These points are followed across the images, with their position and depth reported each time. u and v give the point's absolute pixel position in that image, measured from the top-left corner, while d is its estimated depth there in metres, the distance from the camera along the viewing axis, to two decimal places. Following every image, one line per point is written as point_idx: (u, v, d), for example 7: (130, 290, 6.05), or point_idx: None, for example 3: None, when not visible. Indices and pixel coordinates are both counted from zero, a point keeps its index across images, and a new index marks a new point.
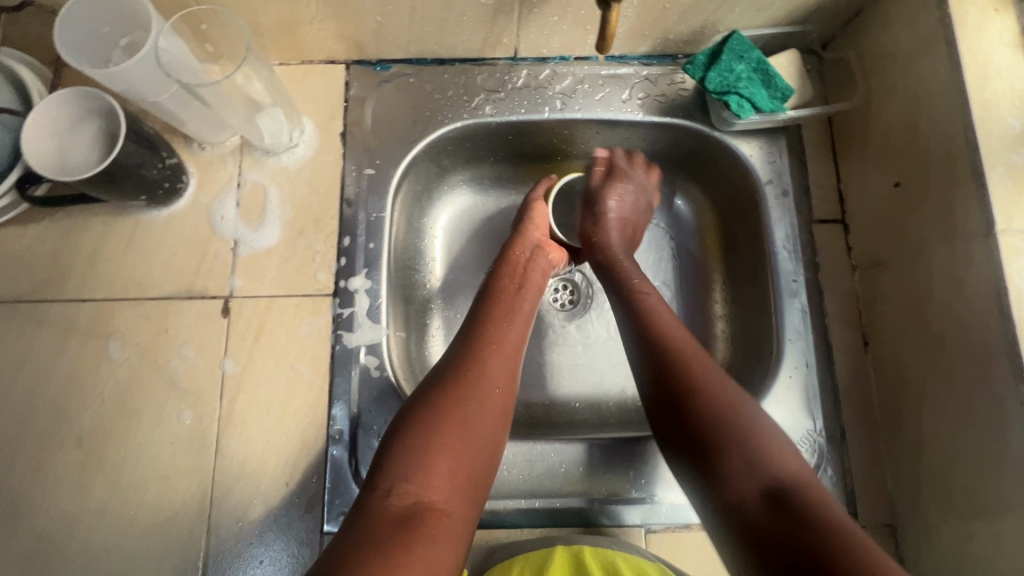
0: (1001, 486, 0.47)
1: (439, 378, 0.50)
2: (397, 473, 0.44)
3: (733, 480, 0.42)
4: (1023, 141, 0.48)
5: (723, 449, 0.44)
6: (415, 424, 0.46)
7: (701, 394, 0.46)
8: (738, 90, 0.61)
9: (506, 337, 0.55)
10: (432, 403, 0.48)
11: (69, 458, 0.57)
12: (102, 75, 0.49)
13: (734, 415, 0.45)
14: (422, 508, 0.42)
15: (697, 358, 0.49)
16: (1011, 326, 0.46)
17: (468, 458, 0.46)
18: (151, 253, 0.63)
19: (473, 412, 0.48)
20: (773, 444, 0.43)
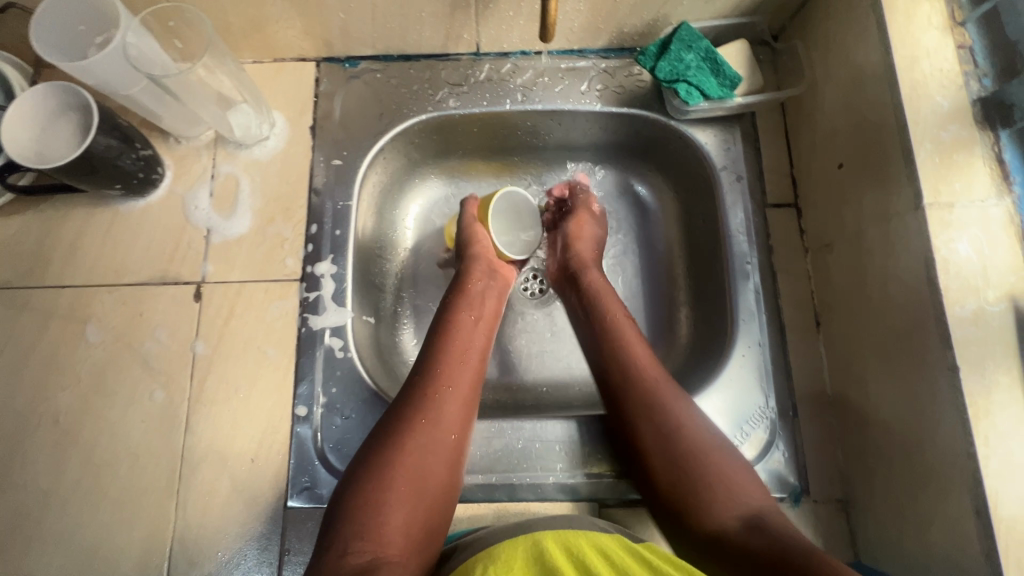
0: (934, 452, 0.48)
1: (388, 429, 0.52)
2: (351, 532, 0.46)
3: (709, 508, 0.49)
4: (949, 119, 0.50)
5: (695, 480, 0.50)
6: (369, 479, 0.49)
7: (674, 433, 0.53)
8: (687, 78, 0.64)
9: (448, 379, 0.56)
10: (385, 455, 0.50)
11: (45, 437, 0.60)
12: (76, 69, 0.53)
13: (699, 450, 0.52)
14: (379, 563, 0.44)
15: (668, 399, 0.54)
16: (939, 294, 0.47)
17: (427, 506, 0.50)
18: (127, 241, 0.66)
19: (422, 458, 0.51)
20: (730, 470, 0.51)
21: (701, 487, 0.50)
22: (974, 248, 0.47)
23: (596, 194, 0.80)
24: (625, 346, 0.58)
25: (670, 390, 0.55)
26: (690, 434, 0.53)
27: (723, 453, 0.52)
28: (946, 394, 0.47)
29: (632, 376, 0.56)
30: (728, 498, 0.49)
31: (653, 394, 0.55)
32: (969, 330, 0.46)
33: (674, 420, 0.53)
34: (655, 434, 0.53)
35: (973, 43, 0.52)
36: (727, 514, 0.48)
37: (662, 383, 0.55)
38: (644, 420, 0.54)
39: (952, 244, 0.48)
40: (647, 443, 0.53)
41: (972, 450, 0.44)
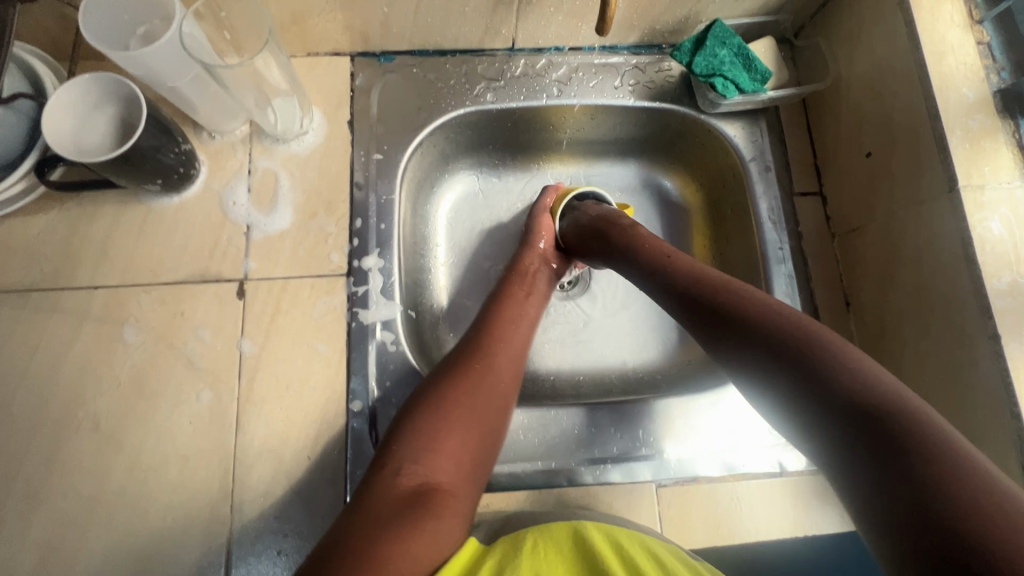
0: (975, 416, 0.52)
1: (443, 372, 0.55)
2: (406, 454, 0.48)
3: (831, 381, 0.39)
4: (975, 108, 0.55)
5: (797, 347, 0.42)
6: (424, 413, 0.51)
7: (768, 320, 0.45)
8: (723, 73, 0.66)
9: (498, 334, 0.59)
10: (441, 392, 0.53)
11: (88, 443, 0.57)
12: (125, 58, 0.51)
13: (797, 331, 0.43)
14: (429, 486, 0.47)
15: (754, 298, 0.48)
16: (977, 270, 0.51)
17: (477, 444, 0.52)
18: (162, 238, 0.64)
19: (477, 403, 0.53)
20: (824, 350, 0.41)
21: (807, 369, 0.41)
22: (1006, 226, 0.51)
23: (623, 188, 0.82)
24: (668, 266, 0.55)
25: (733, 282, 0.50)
26: (784, 323, 0.45)
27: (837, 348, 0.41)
28: (988, 360, 0.50)
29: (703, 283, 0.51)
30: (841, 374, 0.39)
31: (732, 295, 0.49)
32: (1006, 301, 0.50)
33: (762, 314, 0.46)
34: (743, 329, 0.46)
35: (990, 40, 0.57)
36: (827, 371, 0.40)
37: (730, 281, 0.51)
38: (733, 313, 0.47)
39: (985, 223, 0.52)
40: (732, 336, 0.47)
41: (1016, 410, 0.48)
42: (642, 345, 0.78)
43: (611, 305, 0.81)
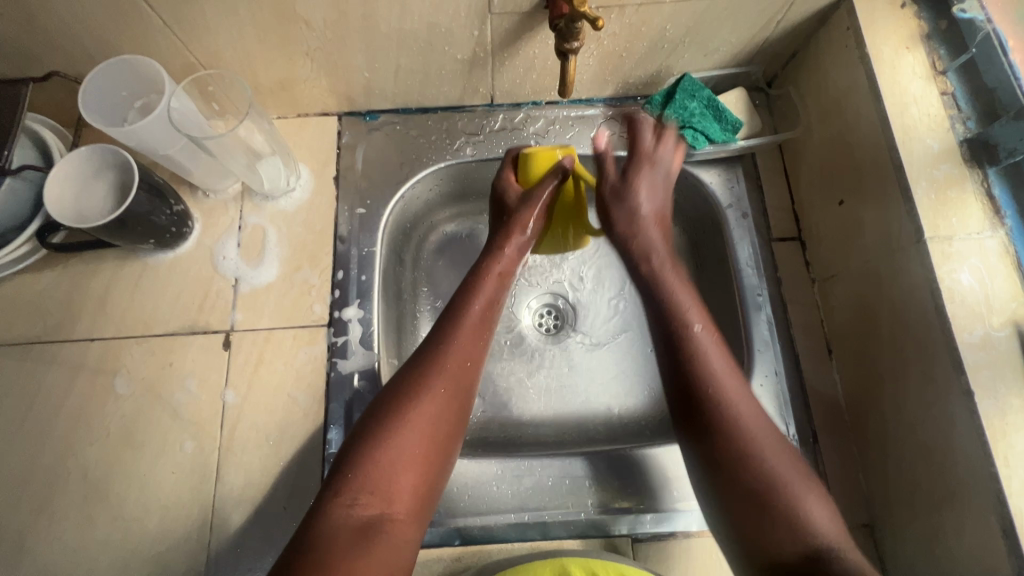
0: (957, 474, 0.50)
1: (403, 390, 0.52)
2: (359, 485, 0.47)
3: (779, 534, 0.46)
4: (941, 159, 0.54)
5: (762, 523, 0.47)
6: (380, 438, 0.49)
7: (758, 455, 0.49)
8: (692, 124, 0.68)
9: (460, 346, 0.56)
10: (401, 415, 0.50)
11: (76, 492, 0.60)
12: (121, 134, 0.56)
13: (777, 471, 0.48)
14: (384, 520, 0.46)
15: (752, 418, 0.51)
16: (948, 322, 0.50)
17: (432, 472, 0.51)
18: (155, 292, 0.67)
19: (434, 430, 0.51)
20: (784, 486, 0.48)
21: (775, 516, 0.47)
22: (976, 278, 0.51)
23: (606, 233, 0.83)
24: (700, 349, 0.54)
25: (723, 360, 0.54)
26: (768, 448, 0.49)
27: (797, 463, 0.49)
28: (963, 418, 0.49)
29: (705, 393, 0.51)
30: (794, 532, 0.46)
31: (721, 404, 0.51)
32: (979, 355, 0.49)
33: (743, 440, 0.50)
34: (734, 463, 0.49)
35: (955, 90, 0.57)
36: (786, 552, 0.45)
37: (723, 384, 0.52)
38: (728, 435, 0.50)
39: (954, 275, 0.51)
40: (718, 456, 0.50)
41: (995, 471, 0.46)
42: (627, 390, 0.76)
43: (595, 349, 0.78)
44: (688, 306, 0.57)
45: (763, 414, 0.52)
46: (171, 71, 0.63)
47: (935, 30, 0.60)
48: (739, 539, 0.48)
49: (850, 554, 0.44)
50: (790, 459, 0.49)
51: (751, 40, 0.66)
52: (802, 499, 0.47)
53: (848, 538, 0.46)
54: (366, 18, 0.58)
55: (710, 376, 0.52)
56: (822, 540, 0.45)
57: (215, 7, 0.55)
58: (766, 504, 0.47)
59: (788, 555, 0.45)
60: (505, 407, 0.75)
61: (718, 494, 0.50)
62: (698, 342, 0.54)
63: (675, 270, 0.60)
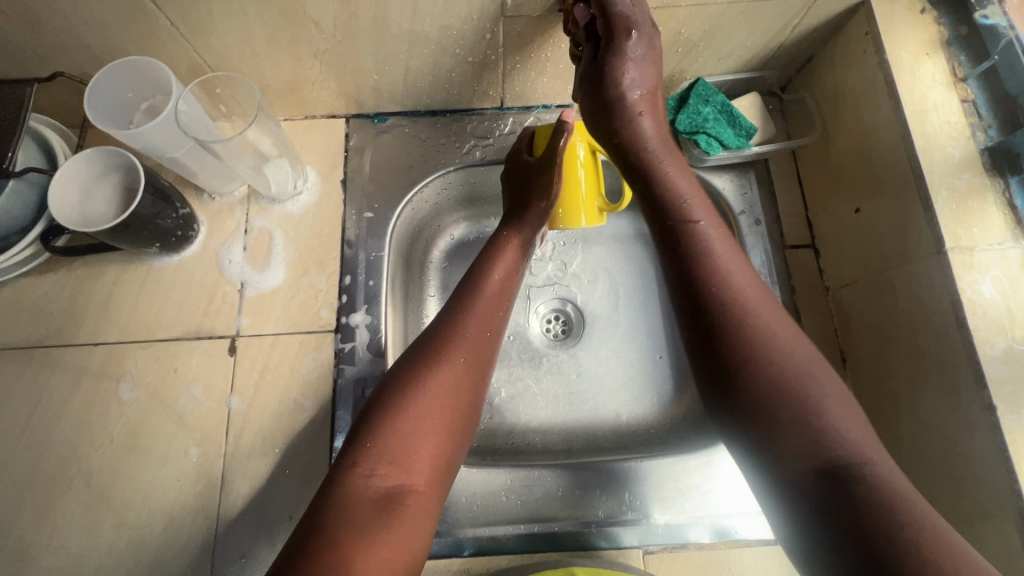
0: (977, 490, 0.49)
1: (422, 359, 0.51)
2: (378, 455, 0.45)
3: (795, 437, 0.42)
4: (962, 167, 0.54)
5: (774, 431, 0.42)
6: (399, 407, 0.48)
7: (769, 365, 0.44)
8: (706, 130, 0.67)
9: (477, 319, 0.55)
10: (419, 384, 0.49)
11: (79, 499, 0.59)
12: (128, 136, 0.55)
13: (793, 375, 0.44)
14: (403, 491, 0.44)
15: (770, 320, 0.47)
16: (968, 334, 0.49)
17: (452, 444, 0.49)
18: (161, 297, 0.66)
19: (455, 398, 0.50)
20: (799, 387, 0.43)
21: (786, 422, 0.42)
22: (998, 289, 0.50)
23: (615, 237, 0.82)
24: (705, 246, 0.51)
25: (736, 262, 0.50)
26: (788, 352, 0.45)
27: (818, 365, 0.45)
28: (984, 432, 0.48)
29: (716, 292, 0.48)
30: (806, 438, 0.41)
31: (730, 301, 0.48)
32: (1001, 369, 0.48)
33: (757, 336, 0.46)
34: (745, 367, 0.45)
35: (976, 98, 0.56)
36: (800, 458, 0.41)
37: (732, 286, 0.48)
38: (736, 338, 0.46)
39: (975, 286, 0.50)
40: (728, 358, 0.46)
41: (1017, 488, 0.45)
42: (637, 397, 0.75)
43: (604, 354, 0.77)
44: (696, 204, 0.54)
45: (781, 317, 0.48)
46: (178, 72, 0.62)
47: (955, 36, 0.59)
48: (754, 455, 0.44)
49: (879, 466, 0.39)
50: (809, 359, 0.45)
51: (767, 44, 0.65)
52: (820, 405, 0.43)
53: (878, 451, 0.41)
54: (376, 20, 0.57)
55: (719, 274, 0.49)
56: (842, 451, 0.40)
57: (223, 8, 0.54)
58: (777, 407, 0.43)
59: (802, 469, 0.40)
60: (513, 414, 0.74)
61: (729, 399, 0.46)
62: (703, 240, 0.51)
63: (671, 156, 0.57)
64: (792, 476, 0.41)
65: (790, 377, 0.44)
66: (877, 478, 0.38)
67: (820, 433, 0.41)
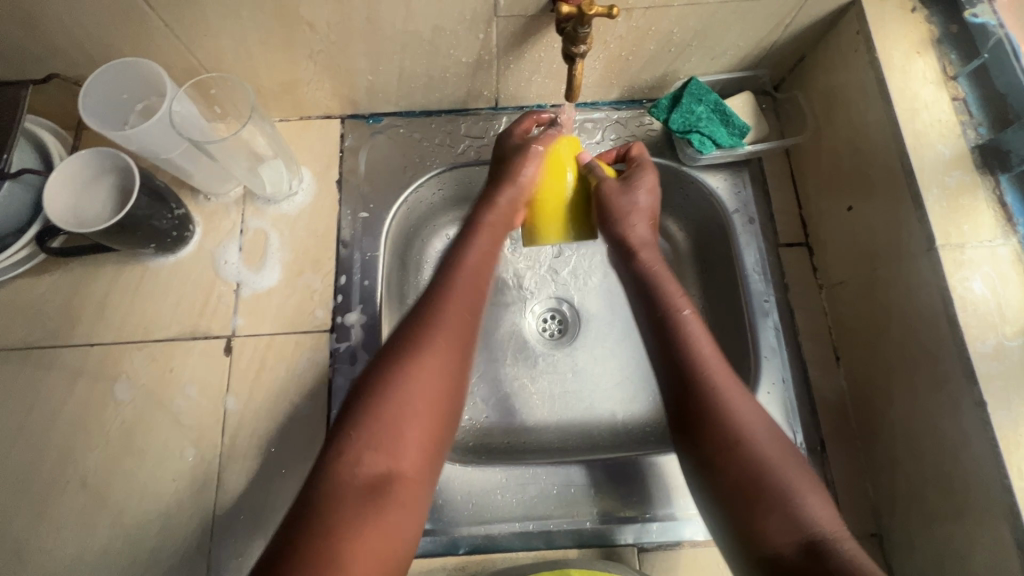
0: (969, 486, 0.50)
1: (409, 339, 0.49)
2: (365, 442, 0.44)
3: (771, 522, 0.43)
4: (952, 165, 0.54)
5: (756, 518, 0.44)
6: (382, 394, 0.46)
7: (754, 451, 0.47)
8: (700, 129, 0.67)
9: (460, 296, 0.53)
10: (401, 370, 0.47)
11: (75, 499, 0.59)
12: (122, 137, 0.56)
13: (771, 464, 0.46)
14: (390, 478, 0.44)
15: (747, 412, 0.49)
16: (959, 330, 0.50)
17: (443, 430, 0.48)
18: (156, 297, 0.66)
19: (440, 384, 0.48)
20: (780, 475, 0.45)
21: (766, 508, 0.44)
22: (988, 286, 0.50)
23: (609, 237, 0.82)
24: (683, 338, 0.53)
25: (720, 358, 0.52)
26: (765, 443, 0.47)
27: (792, 457, 0.47)
28: (975, 428, 0.48)
29: (697, 379, 0.50)
30: (786, 521, 0.43)
31: (711, 385, 0.50)
32: (991, 365, 0.48)
33: (739, 427, 0.47)
34: (724, 449, 0.47)
35: (966, 95, 0.57)
36: (778, 542, 0.42)
37: (718, 371, 0.50)
38: (715, 431, 0.48)
39: (966, 283, 0.51)
40: (711, 451, 0.47)
41: (1008, 484, 0.46)
42: (632, 396, 0.75)
43: (600, 354, 0.77)
44: (677, 296, 0.56)
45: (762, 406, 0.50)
46: (173, 73, 0.63)
47: (946, 34, 0.59)
48: (731, 539, 0.46)
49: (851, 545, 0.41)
50: (783, 453, 0.47)
51: (760, 43, 0.66)
52: (796, 491, 0.45)
53: (847, 533, 0.43)
54: (370, 21, 0.57)
55: (700, 362, 0.51)
56: (818, 529, 0.42)
57: (217, 9, 0.54)
58: (756, 495, 0.45)
59: (783, 552, 0.42)
60: (509, 413, 0.74)
61: (711, 490, 0.48)
62: (685, 330, 0.53)
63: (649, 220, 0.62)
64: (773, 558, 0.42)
65: (773, 462, 0.46)
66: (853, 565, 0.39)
67: (796, 519, 0.43)
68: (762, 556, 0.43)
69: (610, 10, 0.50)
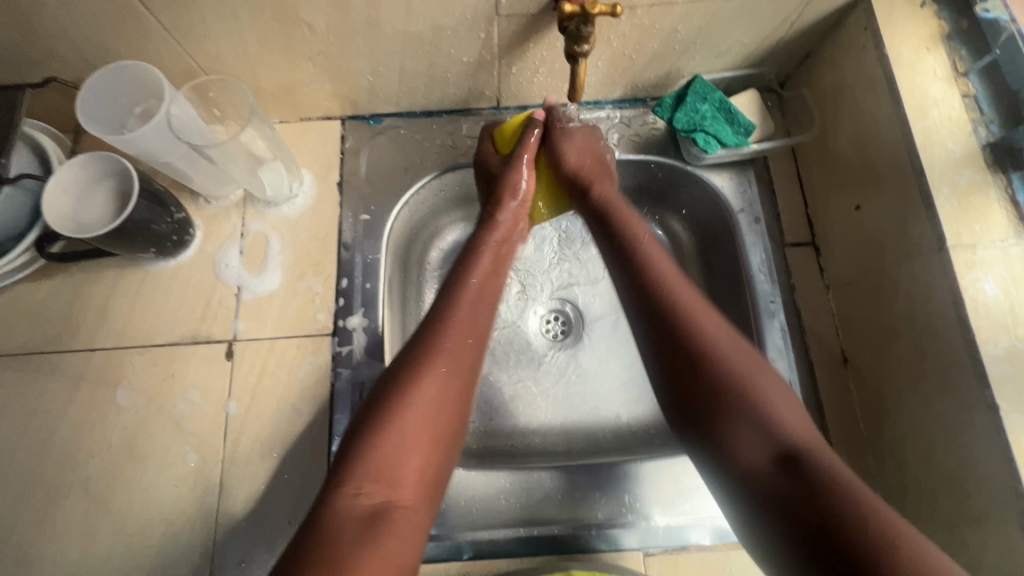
0: (981, 490, 0.49)
1: (406, 368, 0.50)
2: (363, 473, 0.44)
3: (745, 439, 0.46)
4: (963, 164, 0.53)
5: (734, 444, 0.47)
6: (380, 422, 0.46)
7: (721, 368, 0.49)
8: (704, 128, 0.66)
9: (460, 325, 0.54)
10: (399, 398, 0.48)
11: (77, 505, 0.59)
12: (120, 142, 0.55)
13: (748, 388, 0.48)
14: (388, 507, 0.43)
15: (723, 343, 0.50)
16: (970, 332, 0.49)
17: (440, 456, 0.48)
18: (157, 302, 0.66)
19: (434, 406, 0.49)
20: (747, 387, 0.48)
21: (737, 420, 0.47)
22: (1001, 287, 0.49)
23: None
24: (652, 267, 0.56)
25: (681, 280, 0.55)
26: (738, 363, 0.49)
27: (767, 378, 0.49)
28: (987, 432, 0.48)
29: (660, 299, 0.53)
30: (759, 434, 0.46)
31: (677, 307, 0.52)
32: (1004, 368, 0.47)
33: (705, 346, 0.50)
34: (691, 367, 0.50)
35: (976, 93, 0.56)
36: (752, 454, 0.45)
37: (681, 293, 0.53)
38: (682, 349, 0.50)
39: (977, 284, 0.50)
40: (691, 380, 0.49)
41: (1021, 489, 0.45)
42: (636, 398, 0.74)
43: (603, 355, 0.77)
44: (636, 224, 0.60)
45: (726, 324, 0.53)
46: (171, 76, 0.62)
47: (956, 30, 0.58)
48: (715, 464, 0.48)
49: (823, 455, 0.44)
50: (752, 366, 0.50)
51: (765, 40, 0.65)
52: (767, 405, 0.47)
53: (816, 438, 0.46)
54: (369, 21, 0.56)
55: (661, 283, 0.54)
56: (794, 445, 0.45)
57: (215, 11, 0.53)
58: (727, 409, 0.48)
59: (760, 470, 0.44)
60: (513, 416, 0.73)
61: (684, 411, 0.50)
62: (647, 255, 0.57)
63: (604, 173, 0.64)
64: (753, 477, 0.45)
65: (741, 378, 0.49)
66: (829, 474, 0.42)
67: (768, 432, 0.46)
68: (740, 471, 0.46)
69: (614, 7, 0.49)
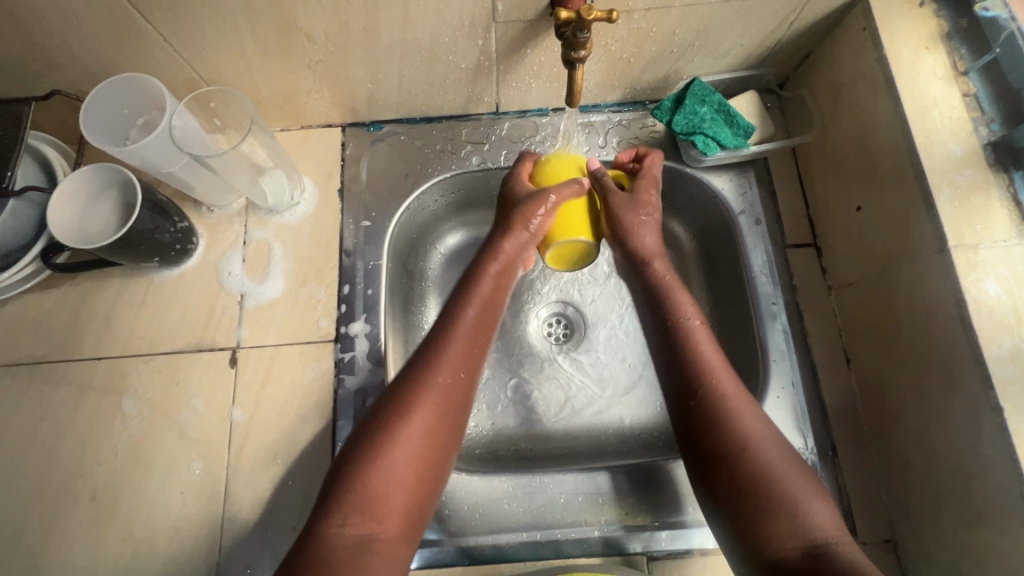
0: (986, 493, 0.48)
1: (396, 399, 0.49)
2: (349, 504, 0.44)
3: (774, 534, 0.44)
4: (964, 163, 0.53)
5: (764, 527, 0.45)
6: (369, 456, 0.46)
7: (754, 454, 0.47)
8: (703, 130, 0.66)
9: (454, 348, 0.53)
10: (388, 431, 0.47)
11: (84, 512, 0.59)
12: (124, 154, 0.56)
13: (782, 476, 0.46)
14: (371, 541, 0.43)
15: (754, 426, 0.49)
16: (973, 332, 0.48)
17: (426, 487, 0.48)
18: (161, 310, 0.66)
19: (424, 444, 0.48)
20: (780, 481, 0.46)
21: (770, 514, 0.45)
22: (1003, 287, 0.49)
23: None
24: (692, 344, 0.53)
25: (724, 367, 0.53)
26: (769, 453, 0.47)
27: (797, 472, 0.47)
28: (992, 433, 0.47)
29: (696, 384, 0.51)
30: (792, 529, 0.44)
31: (715, 395, 0.50)
32: (1008, 369, 0.47)
33: (742, 433, 0.48)
34: (724, 451, 0.48)
35: (977, 91, 0.55)
36: (784, 549, 0.43)
37: (722, 377, 0.51)
38: (719, 437, 0.48)
39: (980, 285, 0.49)
40: (718, 453, 0.48)
41: None
42: (639, 401, 0.74)
43: (607, 359, 0.77)
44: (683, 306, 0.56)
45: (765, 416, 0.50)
46: (173, 87, 0.63)
47: (955, 28, 0.58)
48: (736, 544, 0.47)
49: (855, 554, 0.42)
50: (787, 461, 0.47)
51: (764, 42, 0.64)
52: (798, 498, 0.45)
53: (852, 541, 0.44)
54: (367, 30, 0.57)
55: (699, 364, 0.52)
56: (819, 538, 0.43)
57: (215, 23, 0.54)
58: (758, 500, 0.46)
59: (790, 557, 0.43)
60: (515, 419, 0.74)
61: (711, 494, 0.49)
62: (689, 334, 0.54)
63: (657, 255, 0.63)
64: (776, 561, 0.43)
65: (772, 472, 0.46)
66: (852, 566, 0.41)
67: (799, 528, 0.44)
68: (767, 564, 0.44)
69: (609, 13, 0.49)
